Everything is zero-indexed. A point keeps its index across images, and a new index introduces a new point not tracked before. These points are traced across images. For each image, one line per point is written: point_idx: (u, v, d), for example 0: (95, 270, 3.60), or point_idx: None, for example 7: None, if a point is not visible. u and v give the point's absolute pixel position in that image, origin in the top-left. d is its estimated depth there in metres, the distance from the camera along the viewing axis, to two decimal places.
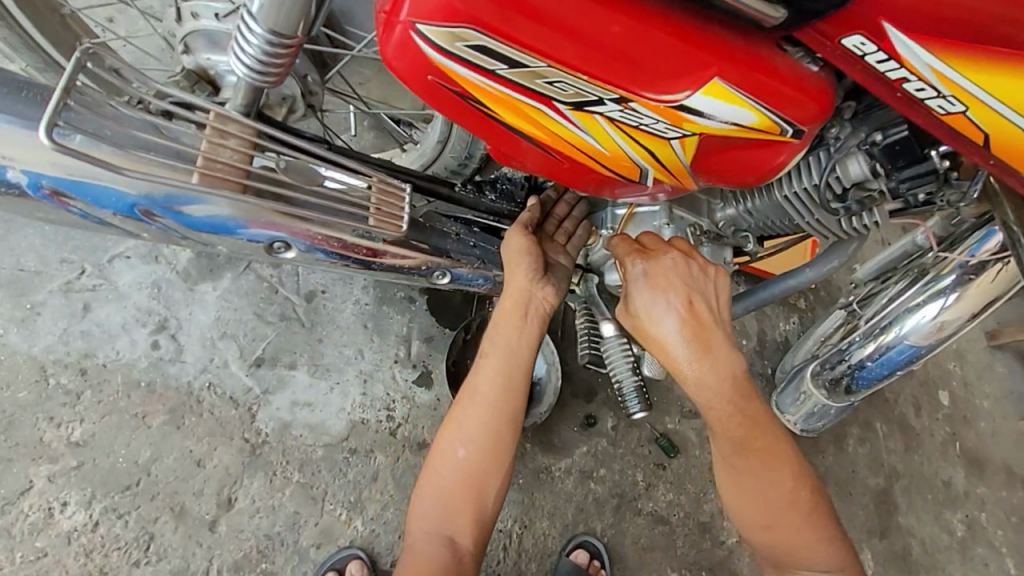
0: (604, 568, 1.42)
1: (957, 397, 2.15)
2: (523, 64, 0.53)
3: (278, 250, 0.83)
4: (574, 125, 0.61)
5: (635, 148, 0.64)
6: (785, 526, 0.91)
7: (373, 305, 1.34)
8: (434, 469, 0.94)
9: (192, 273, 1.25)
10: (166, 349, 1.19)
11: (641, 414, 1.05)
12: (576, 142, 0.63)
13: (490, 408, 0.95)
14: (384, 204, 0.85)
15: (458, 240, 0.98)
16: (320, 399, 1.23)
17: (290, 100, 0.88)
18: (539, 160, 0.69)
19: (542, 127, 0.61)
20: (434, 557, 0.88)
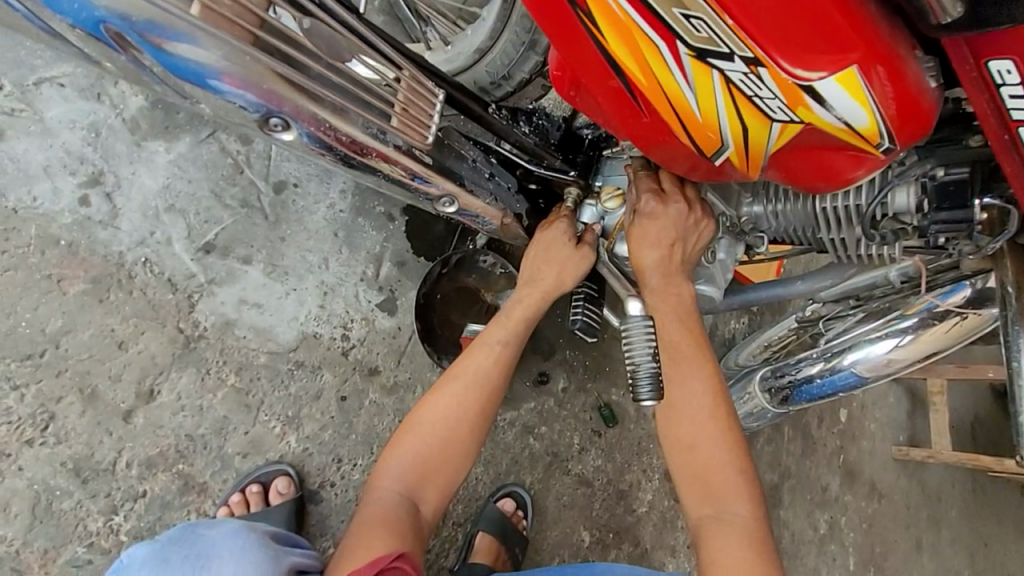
0: (527, 518, 1.40)
1: (854, 418, 2.38)
2: None
3: (274, 130, 0.69)
4: (680, 75, 0.52)
5: (730, 122, 0.57)
6: (711, 451, 0.89)
7: (348, 214, 1.23)
8: (414, 431, 0.92)
9: (142, 126, 1.05)
10: (96, 209, 1.00)
11: (650, 404, 0.83)
12: (672, 97, 0.55)
13: (480, 384, 0.94)
14: (412, 106, 0.73)
15: (474, 167, 0.89)
16: (272, 302, 1.12)
17: None
18: (618, 110, 0.60)
19: (647, 69, 0.52)
20: (396, 518, 0.86)
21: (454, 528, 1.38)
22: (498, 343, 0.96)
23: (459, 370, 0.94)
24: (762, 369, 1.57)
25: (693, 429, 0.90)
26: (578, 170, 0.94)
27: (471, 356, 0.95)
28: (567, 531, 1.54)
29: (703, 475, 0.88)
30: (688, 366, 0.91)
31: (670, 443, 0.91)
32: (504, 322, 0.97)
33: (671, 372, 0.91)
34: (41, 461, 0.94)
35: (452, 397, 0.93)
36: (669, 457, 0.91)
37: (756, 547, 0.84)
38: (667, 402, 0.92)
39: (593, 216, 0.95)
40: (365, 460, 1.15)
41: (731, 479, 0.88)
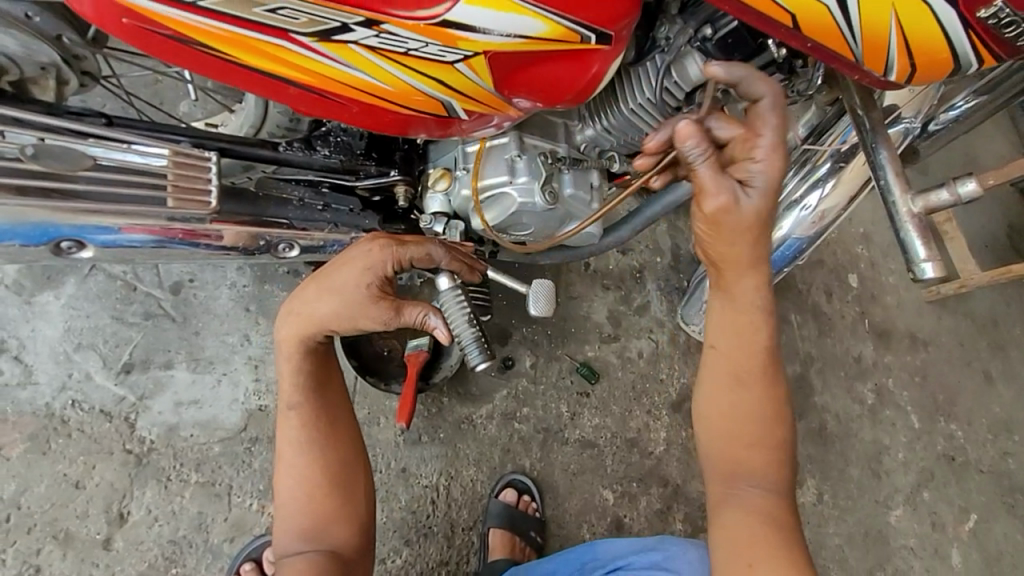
0: (535, 501, 1.43)
1: (872, 275, 2.16)
2: None
3: (71, 252, 0.73)
4: (336, 62, 0.56)
5: (421, 79, 0.59)
6: (766, 435, 0.76)
7: (253, 286, 1.27)
8: (280, 505, 0.85)
9: (26, 285, 1.11)
10: (10, 374, 1.07)
11: (484, 366, 0.83)
12: (351, 81, 0.58)
13: (309, 438, 0.85)
14: (182, 178, 0.74)
15: (301, 206, 0.91)
16: (207, 395, 1.17)
17: (54, 68, 0.76)
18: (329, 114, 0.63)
19: (301, 69, 0.57)
20: (312, 572, 0.80)
21: (465, 533, 1.39)
22: (295, 404, 0.85)
23: (280, 441, 0.85)
24: (709, 274, 1.47)
25: (742, 406, 0.76)
26: (400, 169, 0.93)
27: (282, 423, 0.85)
28: (586, 496, 1.54)
29: (748, 461, 0.76)
30: (750, 338, 0.74)
31: (718, 429, 0.77)
32: (287, 382, 0.85)
33: (735, 367, 0.75)
34: None
35: (290, 464, 0.84)
36: (710, 440, 0.78)
37: (782, 530, 0.75)
38: (719, 386, 0.76)
39: (440, 207, 0.95)
40: None
41: (770, 462, 0.76)
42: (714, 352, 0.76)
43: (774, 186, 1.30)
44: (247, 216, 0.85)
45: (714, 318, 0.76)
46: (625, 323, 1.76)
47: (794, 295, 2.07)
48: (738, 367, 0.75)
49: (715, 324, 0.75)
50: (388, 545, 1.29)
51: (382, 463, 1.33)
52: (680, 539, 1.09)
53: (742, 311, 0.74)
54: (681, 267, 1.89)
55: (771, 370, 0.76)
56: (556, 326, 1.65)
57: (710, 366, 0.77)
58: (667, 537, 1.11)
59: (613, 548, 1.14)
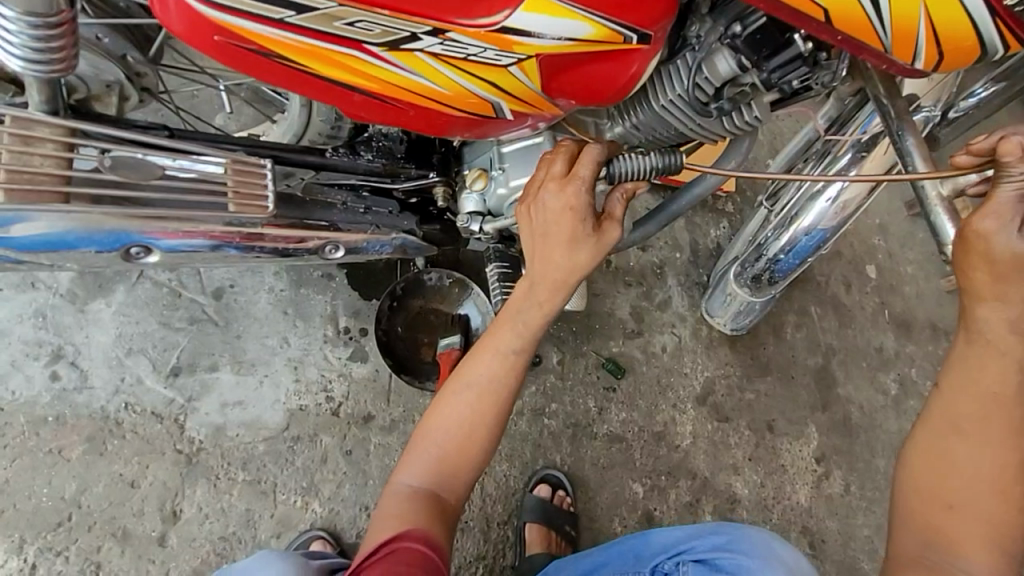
0: (569, 495, 1.44)
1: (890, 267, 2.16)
2: (306, 7, 0.54)
3: (139, 257, 0.78)
4: (401, 69, 0.60)
5: (477, 82, 0.63)
6: (974, 510, 0.72)
7: (289, 290, 1.33)
8: (423, 432, 0.90)
9: (79, 293, 1.15)
10: (67, 378, 1.10)
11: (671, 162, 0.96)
12: (413, 87, 0.62)
13: (490, 388, 0.88)
14: (243, 185, 0.78)
15: (345, 209, 0.96)
16: (251, 395, 1.21)
17: (118, 87, 0.82)
18: (387, 117, 0.67)
19: (368, 76, 0.61)
20: (405, 510, 0.86)
21: (500, 528, 1.41)
22: (511, 348, 0.89)
23: (462, 371, 0.90)
24: (733, 266, 1.52)
25: (960, 477, 0.73)
26: (438, 170, 0.98)
27: (481, 353, 0.89)
28: (616, 489, 1.56)
29: (950, 531, 0.73)
30: (993, 420, 0.71)
31: (916, 486, 0.76)
32: (514, 321, 0.89)
33: (962, 405, 0.72)
34: None
35: (459, 399, 0.89)
36: (914, 502, 0.76)
37: None
38: (929, 445, 0.75)
39: (478, 206, 0.97)
40: None
41: (986, 541, 0.72)
42: (940, 404, 0.74)
43: (795, 178, 1.34)
44: (296, 219, 0.89)
45: (965, 383, 0.72)
46: (648, 319, 1.79)
47: (812, 288, 2.09)
48: (957, 418, 0.73)
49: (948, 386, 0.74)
50: None
51: None
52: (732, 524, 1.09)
53: (987, 383, 0.71)
54: (701, 262, 1.93)
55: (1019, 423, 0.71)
56: (581, 323, 1.68)
57: (930, 423, 0.75)
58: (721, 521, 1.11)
59: (664, 536, 1.14)
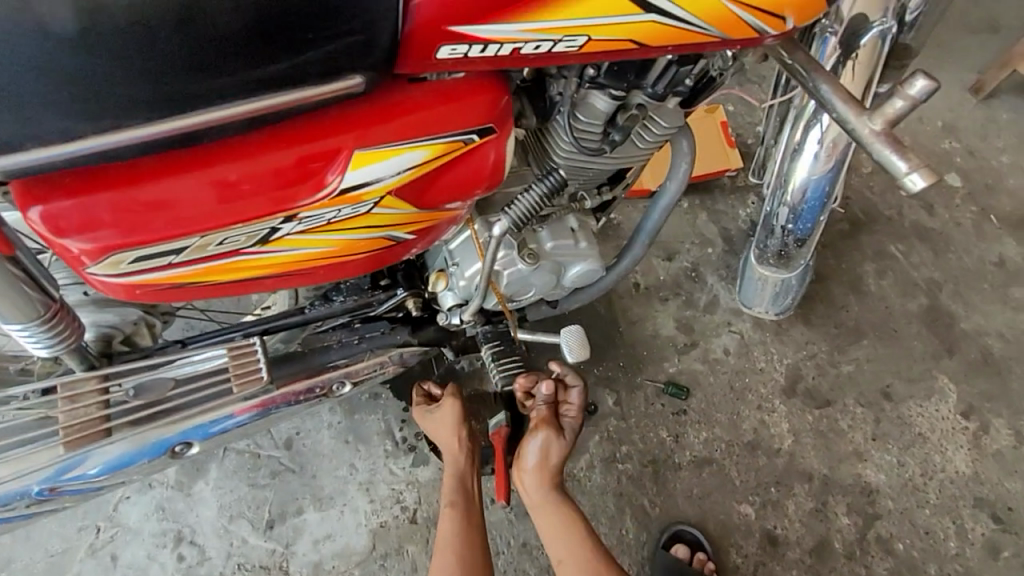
0: (710, 557, 1.37)
1: (977, 163, 2.00)
2: (184, 247, 0.70)
3: (184, 451, 0.93)
4: (286, 252, 0.77)
5: (360, 232, 0.79)
6: None
7: (345, 419, 1.46)
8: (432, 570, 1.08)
9: (184, 480, 1.35)
10: (190, 557, 1.28)
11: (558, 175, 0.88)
12: (303, 258, 0.79)
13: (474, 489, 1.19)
14: (241, 368, 0.92)
15: (341, 346, 1.06)
16: (336, 527, 1.33)
17: (143, 321, 0.97)
18: (295, 282, 0.83)
19: (265, 267, 0.77)
20: None
21: None
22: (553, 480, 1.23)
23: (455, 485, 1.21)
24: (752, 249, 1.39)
25: None
26: (404, 284, 1.06)
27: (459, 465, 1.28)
28: (723, 517, 1.44)
29: None
30: None
31: None
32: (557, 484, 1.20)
33: None
34: None
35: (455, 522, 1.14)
36: None
37: None
38: None
39: (453, 300, 1.04)
40: None
41: None
42: None
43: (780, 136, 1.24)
44: (294, 374, 1.01)
45: None
46: (698, 326, 1.71)
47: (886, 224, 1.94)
48: None
49: None
50: None
51: (503, 544, 1.34)
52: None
53: None
54: (737, 249, 1.84)
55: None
56: (627, 355, 1.63)
57: None
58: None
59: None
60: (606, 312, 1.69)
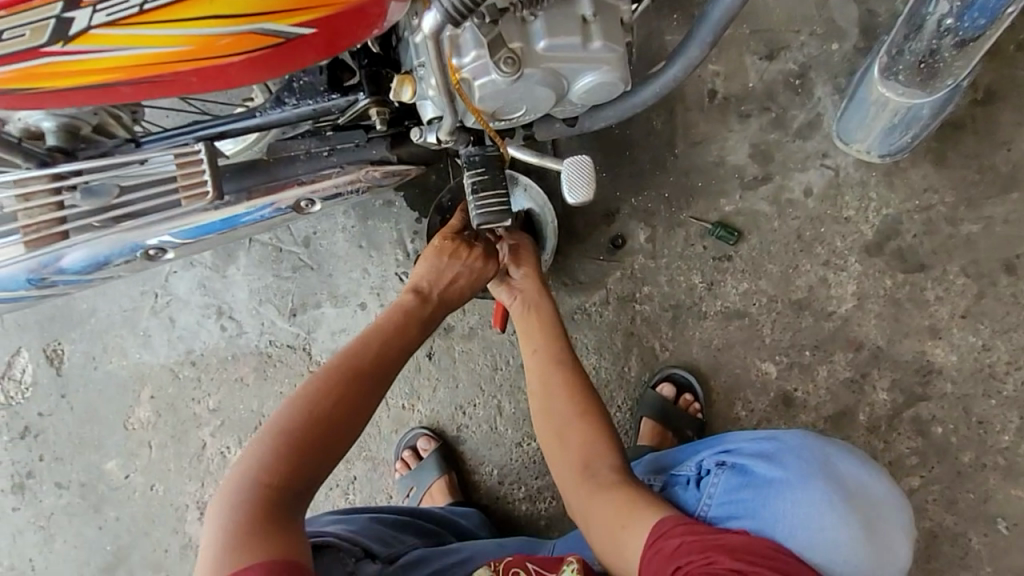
0: (697, 400, 1.31)
1: None
2: (19, 22, 0.64)
3: (161, 255, 0.90)
4: (122, 39, 0.65)
5: (209, 21, 0.65)
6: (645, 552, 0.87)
7: (359, 224, 1.43)
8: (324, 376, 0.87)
9: (218, 263, 1.46)
10: (231, 328, 1.45)
11: None
12: (150, 57, 0.67)
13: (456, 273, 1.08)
14: (186, 174, 0.83)
15: (309, 158, 0.93)
16: (351, 323, 1.42)
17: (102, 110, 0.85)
18: (157, 91, 0.70)
19: (111, 61, 0.67)
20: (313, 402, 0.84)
21: None
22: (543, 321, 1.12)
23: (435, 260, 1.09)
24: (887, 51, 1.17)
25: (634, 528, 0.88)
26: (368, 87, 0.85)
27: None
28: (738, 372, 1.33)
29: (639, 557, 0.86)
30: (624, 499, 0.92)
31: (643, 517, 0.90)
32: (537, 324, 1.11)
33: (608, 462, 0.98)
34: None
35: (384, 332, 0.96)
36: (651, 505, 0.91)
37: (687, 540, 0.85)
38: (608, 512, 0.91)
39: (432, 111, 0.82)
40: (480, 398, 1.38)
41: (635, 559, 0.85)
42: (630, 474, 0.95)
43: None
44: (245, 189, 0.91)
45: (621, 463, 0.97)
46: (779, 156, 1.35)
47: None
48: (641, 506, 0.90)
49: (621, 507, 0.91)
50: (523, 431, 1.38)
51: (503, 361, 1.39)
52: (805, 434, 0.91)
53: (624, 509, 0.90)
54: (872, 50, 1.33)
55: (621, 496, 0.92)
56: (675, 185, 1.36)
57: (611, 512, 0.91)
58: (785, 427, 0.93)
59: (745, 441, 0.94)
60: (661, 128, 1.37)
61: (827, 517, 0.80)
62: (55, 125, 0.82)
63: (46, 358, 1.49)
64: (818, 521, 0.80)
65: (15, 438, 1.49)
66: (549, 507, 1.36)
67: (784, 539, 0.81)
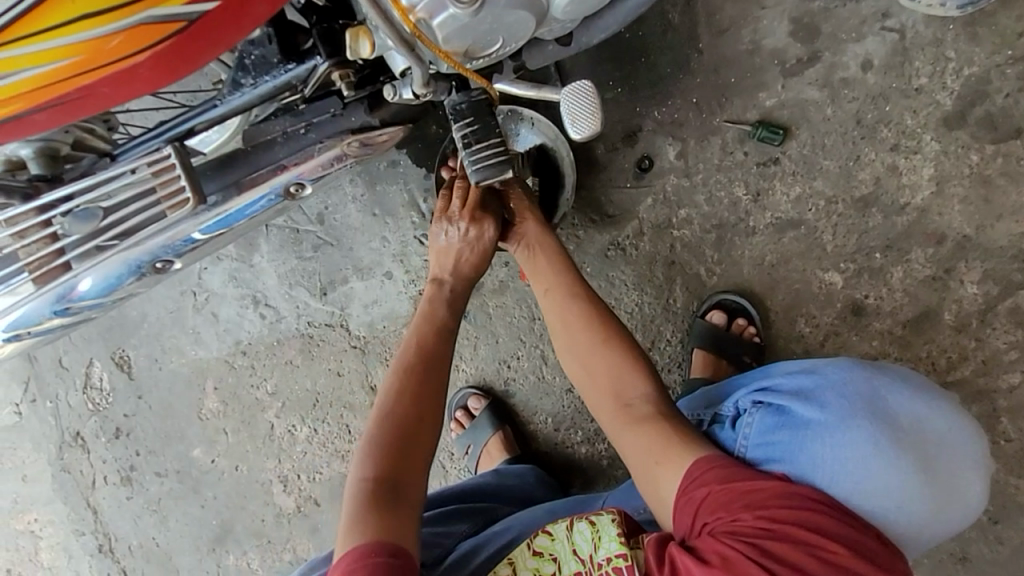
0: (754, 326, 1.21)
1: None
2: None
3: (168, 266, 0.88)
4: (20, 58, 0.58)
5: (94, 21, 0.57)
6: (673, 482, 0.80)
7: (369, 192, 1.38)
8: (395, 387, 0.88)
9: (243, 253, 1.46)
10: (269, 315, 1.47)
11: None
12: (55, 73, 0.59)
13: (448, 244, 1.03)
14: (166, 182, 0.79)
15: (287, 139, 0.86)
16: (381, 293, 1.40)
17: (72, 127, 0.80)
18: (74, 109, 0.62)
19: (16, 87, 0.59)
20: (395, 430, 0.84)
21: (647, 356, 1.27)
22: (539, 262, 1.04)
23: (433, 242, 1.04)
24: None
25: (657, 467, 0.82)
26: (323, 50, 0.76)
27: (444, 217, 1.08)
28: (798, 286, 1.21)
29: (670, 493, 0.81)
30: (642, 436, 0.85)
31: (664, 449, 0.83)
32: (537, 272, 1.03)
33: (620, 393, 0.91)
34: None
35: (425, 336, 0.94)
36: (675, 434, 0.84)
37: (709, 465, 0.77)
38: (631, 453, 0.86)
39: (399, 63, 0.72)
40: (523, 350, 1.34)
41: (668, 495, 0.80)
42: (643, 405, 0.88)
43: None
44: (231, 184, 0.84)
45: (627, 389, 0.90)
46: (826, 28, 1.13)
47: None
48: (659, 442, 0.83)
49: (639, 443, 0.85)
50: (571, 377, 1.34)
51: (540, 310, 1.33)
52: (853, 369, 0.81)
53: (643, 447, 0.84)
54: None
55: (652, 429, 0.85)
56: (704, 86, 1.18)
57: (633, 453, 0.85)
58: (832, 360, 0.84)
59: (783, 378, 0.84)
60: (680, 21, 1.17)
61: (875, 462, 0.74)
62: (33, 151, 0.79)
63: (116, 365, 1.58)
64: (868, 465, 0.74)
65: (112, 439, 1.60)
66: (608, 448, 1.34)
67: (827, 485, 0.74)
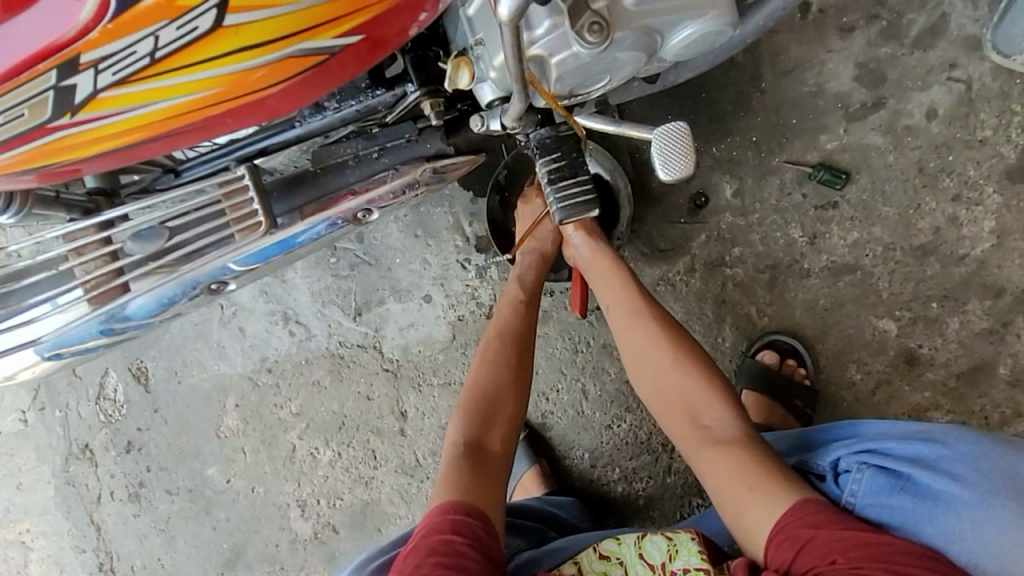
0: (806, 368, 1.17)
1: None
2: (28, 94, 0.56)
3: (223, 288, 0.83)
4: (153, 96, 0.59)
5: (236, 57, 0.58)
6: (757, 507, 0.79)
7: (412, 212, 1.35)
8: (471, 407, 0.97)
9: None
10: (299, 333, 1.43)
11: None
12: (184, 106, 0.61)
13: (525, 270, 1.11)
14: (237, 205, 0.76)
15: (358, 163, 0.82)
16: (417, 317, 1.37)
17: None
18: (198, 134, 0.65)
19: (145, 119, 0.61)
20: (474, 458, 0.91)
21: None
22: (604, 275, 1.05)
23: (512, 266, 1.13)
24: None
25: (740, 487, 0.81)
26: (416, 77, 0.79)
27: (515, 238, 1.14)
28: (851, 332, 1.18)
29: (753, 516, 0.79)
30: (726, 458, 0.84)
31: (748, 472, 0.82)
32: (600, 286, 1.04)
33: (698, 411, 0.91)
34: (387, 473, 1.43)
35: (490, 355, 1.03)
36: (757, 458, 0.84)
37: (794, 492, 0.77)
38: (710, 472, 0.85)
39: (493, 94, 0.71)
40: (563, 383, 1.30)
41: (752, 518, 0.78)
42: (726, 425, 0.88)
43: None
44: (297, 208, 0.80)
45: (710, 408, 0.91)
46: (892, 76, 1.14)
47: None
48: (742, 465, 0.83)
49: (721, 464, 0.84)
50: (611, 413, 1.30)
51: (583, 343, 1.30)
52: (978, 439, 0.76)
53: (727, 468, 0.83)
54: None
55: (739, 454, 0.84)
56: (764, 126, 1.17)
57: (712, 475, 0.84)
58: (954, 428, 0.78)
59: (893, 442, 0.80)
60: (742, 61, 1.16)
61: (1020, 540, 0.68)
62: None
63: (133, 376, 1.52)
64: (1008, 543, 0.68)
65: (121, 453, 1.53)
66: (646, 487, 1.30)
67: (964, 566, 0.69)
